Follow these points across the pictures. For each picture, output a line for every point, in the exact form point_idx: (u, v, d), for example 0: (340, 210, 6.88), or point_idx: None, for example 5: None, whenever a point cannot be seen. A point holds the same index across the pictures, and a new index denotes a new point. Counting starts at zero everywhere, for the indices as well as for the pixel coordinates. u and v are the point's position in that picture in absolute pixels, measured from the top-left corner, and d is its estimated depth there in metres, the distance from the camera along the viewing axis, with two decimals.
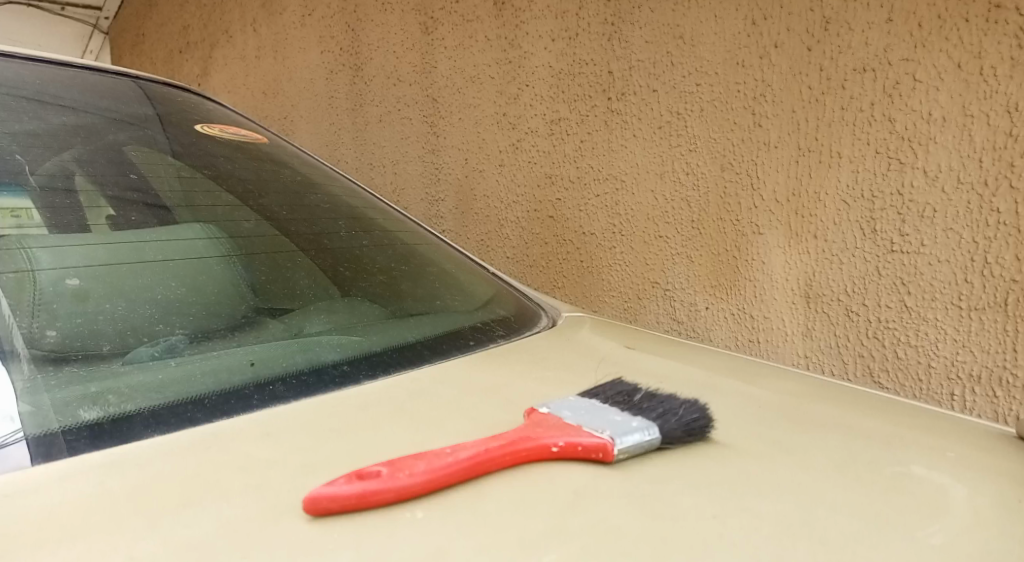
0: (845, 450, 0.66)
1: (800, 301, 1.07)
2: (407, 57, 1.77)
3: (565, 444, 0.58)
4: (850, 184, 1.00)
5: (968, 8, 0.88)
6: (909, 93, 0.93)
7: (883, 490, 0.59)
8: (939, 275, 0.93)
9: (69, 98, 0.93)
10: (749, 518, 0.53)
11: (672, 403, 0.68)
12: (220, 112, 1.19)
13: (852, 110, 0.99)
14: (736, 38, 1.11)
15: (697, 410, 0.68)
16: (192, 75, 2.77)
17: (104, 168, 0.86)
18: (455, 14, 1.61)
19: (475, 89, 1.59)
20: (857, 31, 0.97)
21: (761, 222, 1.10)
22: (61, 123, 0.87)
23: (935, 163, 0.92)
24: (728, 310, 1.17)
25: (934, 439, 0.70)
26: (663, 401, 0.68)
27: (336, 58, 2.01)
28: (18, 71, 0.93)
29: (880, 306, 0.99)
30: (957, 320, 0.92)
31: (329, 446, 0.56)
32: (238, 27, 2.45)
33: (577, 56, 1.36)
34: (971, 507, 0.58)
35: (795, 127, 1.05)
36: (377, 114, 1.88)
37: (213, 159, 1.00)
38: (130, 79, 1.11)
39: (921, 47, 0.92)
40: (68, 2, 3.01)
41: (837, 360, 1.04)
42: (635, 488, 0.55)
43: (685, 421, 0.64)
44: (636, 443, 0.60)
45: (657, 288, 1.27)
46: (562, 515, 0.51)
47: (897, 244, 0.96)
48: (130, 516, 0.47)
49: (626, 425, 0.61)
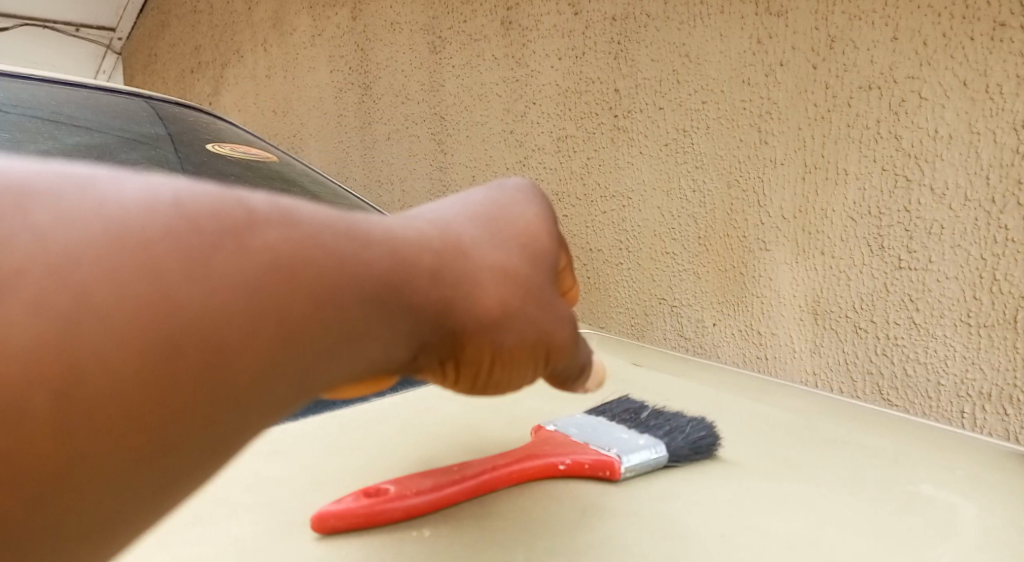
0: (853, 468, 0.66)
1: (808, 318, 1.07)
2: (416, 76, 1.78)
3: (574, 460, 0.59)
4: (857, 201, 1.00)
5: (973, 26, 0.87)
6: (915, 111, 0.93)
7: (891, 509, 0.59)
8: (947, 292, 0.92)
9: (82, 121, 0.99)
10: (757, 536, 0.52)
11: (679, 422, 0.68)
12: (231, 132, 1.22)
13: (858, 127, 0.99)
14: (741, 56, 1.12)
15: (705, 427, 0.67)
16: (205, 95, 2.81)
17: None
18: (463, 34, 1.62)
19: (482, 107, 1.60)
20: (862, 49, 0.97)
21: (768, 239, 1.11)
22: (74, 144, 0.92)
23: (942, 180, 0.92)
24: (735, 327, 1.17)
25: (942, 457, 0.70)
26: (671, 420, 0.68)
27: (345, 77, 2.03)
28: (33, 95, 0.99)
29: (888, 323, 0.98)
30: (966, 337, 0.91)
31: (337, 462, 0.57)
32: (249, 47, 2.48)
33: (584, 74, 1.37)
34: (980, 527, 0.57)
35: (801, 144, 1.05)
36: (385, 132, 1.90)
37: (224, 177, 1.02)
38: (143, 101, 1.16)
39: (926, 65, 0.92)
40: (82, 22, 3.06)
41: (846, 378, 1.04)
42: (642, 506, 0.55)
43: (692, 439, 0.64)
44: (643, 461, 0.60)
45: (664, 304, 1.27)
46: (569, 533, 0.51)
47: (905, 260, 0.96)
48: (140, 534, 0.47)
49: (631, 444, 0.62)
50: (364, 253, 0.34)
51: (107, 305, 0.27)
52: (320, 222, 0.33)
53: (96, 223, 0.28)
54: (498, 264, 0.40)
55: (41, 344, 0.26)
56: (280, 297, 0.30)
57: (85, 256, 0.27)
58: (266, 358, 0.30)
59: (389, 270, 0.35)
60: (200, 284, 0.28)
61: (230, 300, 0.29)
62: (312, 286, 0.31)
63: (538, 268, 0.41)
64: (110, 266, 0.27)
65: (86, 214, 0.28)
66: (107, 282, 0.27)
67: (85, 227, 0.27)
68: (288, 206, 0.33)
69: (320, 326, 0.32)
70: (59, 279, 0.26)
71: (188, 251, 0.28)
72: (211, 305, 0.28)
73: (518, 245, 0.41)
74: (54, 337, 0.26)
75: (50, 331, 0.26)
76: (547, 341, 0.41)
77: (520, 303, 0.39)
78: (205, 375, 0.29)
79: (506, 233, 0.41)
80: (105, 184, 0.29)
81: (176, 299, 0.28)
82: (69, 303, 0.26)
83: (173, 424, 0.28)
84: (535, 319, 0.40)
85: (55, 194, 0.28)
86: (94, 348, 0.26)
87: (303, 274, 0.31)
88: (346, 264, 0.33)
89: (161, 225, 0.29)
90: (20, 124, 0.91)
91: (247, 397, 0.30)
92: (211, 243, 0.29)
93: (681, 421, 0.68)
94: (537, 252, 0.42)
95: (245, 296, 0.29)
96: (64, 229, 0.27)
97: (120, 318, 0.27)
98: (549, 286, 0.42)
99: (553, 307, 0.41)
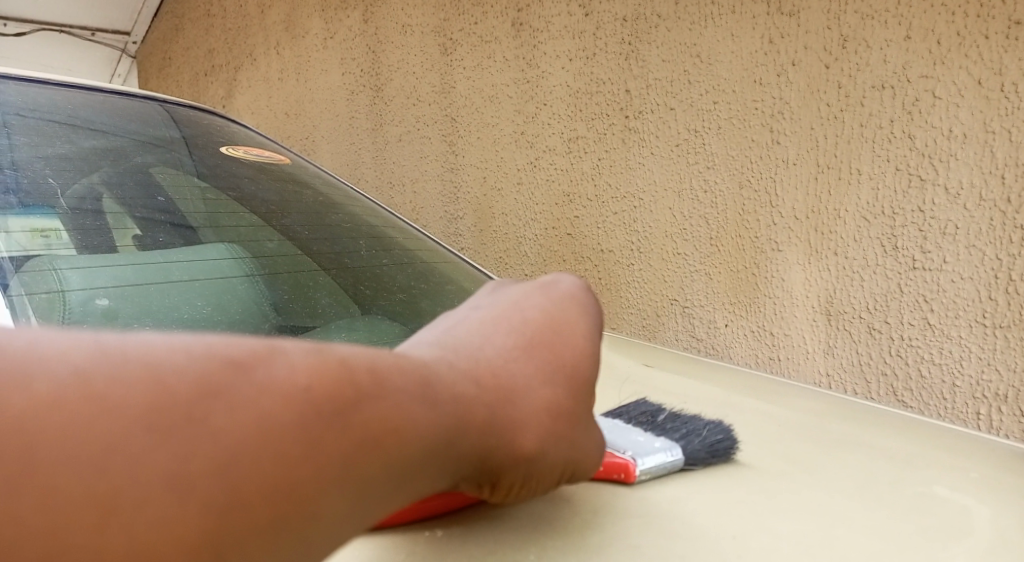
0: (866, 469, 0.65)
1: (822, 318, 1.07)
2: (427, 78, 1.79)
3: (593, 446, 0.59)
4: (870, 201, 0.99)
5: (987, 25, 0.87)
6: (929, 110, 0.93)
7: (905, 511, 0.58)
8: (962, 292, 0.92)
9: (100, 123, 1.01)
10: (770, 538, 0.52)
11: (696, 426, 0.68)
12: (244, 135, 1.23)
13: (871, 126, 0.98)
14: (753, 56, 1.11)
15: (721, 431, 0.68)
16: (218, 98, 2.83)
17: (133, 191, 0.92)
18: (474, 36, 1.63)
19: (493, 109, 1.60)
20: (875, 48, 0.97)
21: (780, 239, 1.10)
22: (91, 146, 0.95)
23: (957, 180, 0.91)
24: (747, 328, 1.17)
25: (956, 459, 0.70)
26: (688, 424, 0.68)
27: (357, 79, 2.04)
28: (51, 98, 1.01)
29: (903, 323, 0.98)
30: (981, 338, 0.91)
31: None
32: (261, 50, 2.49)
33: (595, 75, 1.37)
34: (995, 531, 0.57)
35: (813, 144, 1.05)
36: (397, 134, 1.91)
37: (238, 180, 1.04)
38: (158, 104, 1.17)
39: (941, 64, 0.91)
40: (97, 27, 3.08)
41: (860, 379, 1.03)
42: (654, 507, 0.55)
43: (708, 442, 0.64)
44: (658, 464, 0.60)
45: (676, 305, 1.26)
46: (580, 530, 0.51)
47: (919, 261, 0.95)
48: None
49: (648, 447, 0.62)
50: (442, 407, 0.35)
51: (237, 495, 0.28)
52: (414, 382, 0.35)
53: (246, 417, 0.29)
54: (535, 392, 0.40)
55: (195, 530, 0.27)
56: (375, 466, 0.31)
57: (231, 446, 0.28)
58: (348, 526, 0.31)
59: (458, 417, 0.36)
60: (319, 470, 0.30)
61: (337, 476, 0.30)
62: (407, 451, 0.33)
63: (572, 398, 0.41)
64: (247, 461, 0.28)
65: (233, 402, 0.29)
66: (240, 473, 0.28)
67: (229, 415, 0.28)
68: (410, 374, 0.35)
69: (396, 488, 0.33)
70: (208, 471, 0.27)
71: (326, 452, 0.30)
72: (320, 488, 0.30)
73: (561, 370, 0.41)
74: (196, 533, 0.27)
75: (194, 522, 0.27)
76: (575, 467, 0.42)
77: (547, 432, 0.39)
78: (304, 548, 0.30)
79: (553, 357, 0.41)
80: (253, 363, 0.30)
81: (302, 486, 0.29)
82: (212, 495, 0.27)
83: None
84: (569, 455, 0.40)
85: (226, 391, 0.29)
86: (224, 537, 0.27)
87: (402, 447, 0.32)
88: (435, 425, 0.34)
89: (299, 412, 0.30)
90: (38, 128, 0.93)
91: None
92: (332, 426, 0.30)
93: (698, 425, 0.68)
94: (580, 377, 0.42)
95: (348, 476, 0.31)
96: (214, 420, 0.28)
97: (248, 506, 0.28)
98: (586, 416, 0.42)
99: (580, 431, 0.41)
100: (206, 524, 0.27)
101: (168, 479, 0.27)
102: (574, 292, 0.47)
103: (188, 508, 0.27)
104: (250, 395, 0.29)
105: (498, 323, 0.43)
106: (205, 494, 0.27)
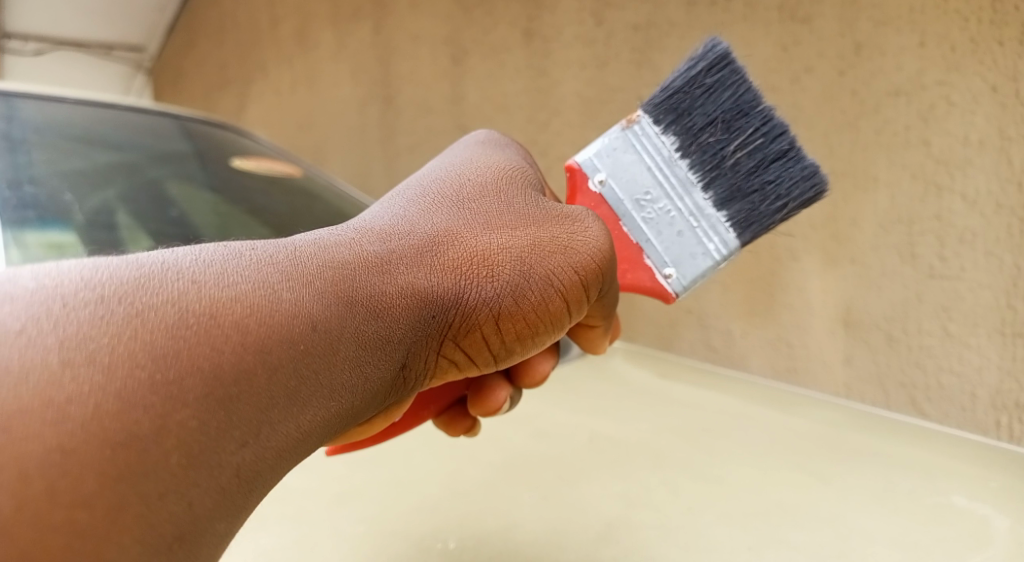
0: (885, 480, 0.65)
1: (840, 327, 1.01)
2: (438, 88, 1.71)
3: (628, 253, 0.63)
4: (887, 208, 0.94)
5: (1002, 30, 0.82)
6: (944, 117, 0.88)
7: (922, 520, 0.58)
8: (981, 300, 0.87)
9: (116, 138, 1.08)
10: (787, 550, 0.54)
11: (764, 151, 0.61)
12: (257, 147, 1.24)
13: (887, 133, 0.92)
14: (767, 64, 1.04)
15: (765, 144, 0.61)
16: (233, 111, 2.84)
17: (147, 206, 1.05)
18: (485, 46, 1.54)
19: (503, 118, 1.52)
20: (889, 55, 0.91)
21: (797, 249, 1.04)
22: (106, 161, 1.05)
23: (973, 187, 0.86)
24: (765, 338, 1.11)
25: (977, 470, 0.68)
26: (709, 90, 0.61)
27: (366, 89, 2.00)
28: (69, 113, 1.04)
29: (922, 332, 0.93)
30: (1002, 347, 0.87)
31: (361, 479, 0.66)
32: (273, 63, 2.49)
33: (607, 83, 1.28)
34: (1014, 540, 0.56)
35: (826, 152, 0.98)
36: (406, 145, 1.85)
37: (249, 193, 1.13)
38: (172, 118, 1.18)
39: (954, 71, 0.86)
40: (113, 43, 3.13)
41: (878, 389, 0.98)
42: (668, 519, 0.58)
43: (763, 146, 0.61)
44: (609, 152, 0.63)
45: (692, 314, 1.21)
46: (596, 545, 0.56)
47: (937, 268, 0.90)
48: (246, 531, 0.59)
49: (681, 217, 0.62)
50: (336, 274, 0.44)
51: (94, 414, 0.33)
52: (309, 272, 0.43)
53: (80, 331, 0.34)
54: (465, 254, 0.50)
55: (38, 470, 0.32)
56: (278, 332, 0.40)
57: (77, 373, 0.33)
58: (295, 373, 0.40)
59: (374, 287, 0.46)
60: (181, 359, 0.36)
61: (226, 363, 0.37)
62: (330, 307, 0.43)
63: (505, 243, 0.51)
64: (123, 349, 0.35)
65: (64, 325, 0.34)
66: (93, 402, 0.33)
67: (60, 339, 0.34)
68: (285, 296, 0.41)
69: (324, 334, 0.42)
70: (50, 400, 0.32)
71: (194, 351, 0.36)
72: (203, 373, 0.36)
73: (499, 260, 0.51)
74: (59, 457, 0.32)
75: (60, 445, 0.32)
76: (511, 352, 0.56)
77: (487, 278, 0.50)
78: (202, 439, 0.36)
79: (463, 253, 0.50)
80: (79, 289, 0.35)
81: (207, 375, 0.36)
82: (65, 422, 0.32)
83: (202, 482, 0.36)
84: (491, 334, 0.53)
85: (61, 323, 0.34)
86: (98, 453, 0.33)
87: (314, 306, 0.42)
88: (326, 286, 0.43)
89: (175, 315, 0.37)
90: (54, 146, 0.98)
91: (220, 517, 0.37)
92: (175, 313, 0.37)
93: (726, 93, 0.61)
94: (512, 229, 0.52)
95: (243, 349, 0.38)
96: (87, 332, 0.34)
97: (115, 423, 0.33)
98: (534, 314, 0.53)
99: (526, 264, 0.51)
100: (64, 450, 0.32)
101: (20, 425, 0.32)
102: (499, 156, 0.58)
103: (62, 427, 0.32)
104: (85, 314, 0.35)
105: (416, 198, 0.53)
106: (37, 429, 0.32)
